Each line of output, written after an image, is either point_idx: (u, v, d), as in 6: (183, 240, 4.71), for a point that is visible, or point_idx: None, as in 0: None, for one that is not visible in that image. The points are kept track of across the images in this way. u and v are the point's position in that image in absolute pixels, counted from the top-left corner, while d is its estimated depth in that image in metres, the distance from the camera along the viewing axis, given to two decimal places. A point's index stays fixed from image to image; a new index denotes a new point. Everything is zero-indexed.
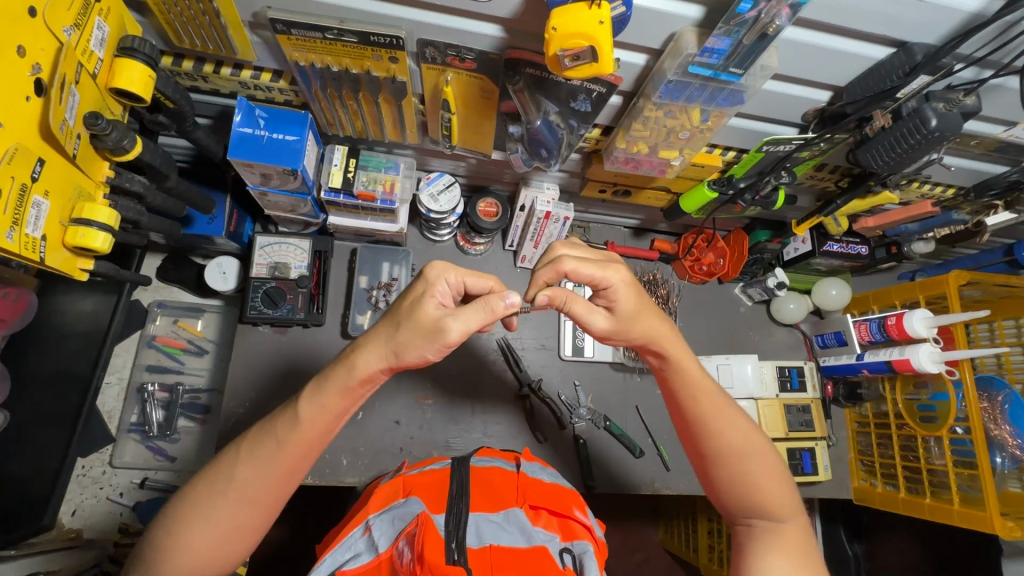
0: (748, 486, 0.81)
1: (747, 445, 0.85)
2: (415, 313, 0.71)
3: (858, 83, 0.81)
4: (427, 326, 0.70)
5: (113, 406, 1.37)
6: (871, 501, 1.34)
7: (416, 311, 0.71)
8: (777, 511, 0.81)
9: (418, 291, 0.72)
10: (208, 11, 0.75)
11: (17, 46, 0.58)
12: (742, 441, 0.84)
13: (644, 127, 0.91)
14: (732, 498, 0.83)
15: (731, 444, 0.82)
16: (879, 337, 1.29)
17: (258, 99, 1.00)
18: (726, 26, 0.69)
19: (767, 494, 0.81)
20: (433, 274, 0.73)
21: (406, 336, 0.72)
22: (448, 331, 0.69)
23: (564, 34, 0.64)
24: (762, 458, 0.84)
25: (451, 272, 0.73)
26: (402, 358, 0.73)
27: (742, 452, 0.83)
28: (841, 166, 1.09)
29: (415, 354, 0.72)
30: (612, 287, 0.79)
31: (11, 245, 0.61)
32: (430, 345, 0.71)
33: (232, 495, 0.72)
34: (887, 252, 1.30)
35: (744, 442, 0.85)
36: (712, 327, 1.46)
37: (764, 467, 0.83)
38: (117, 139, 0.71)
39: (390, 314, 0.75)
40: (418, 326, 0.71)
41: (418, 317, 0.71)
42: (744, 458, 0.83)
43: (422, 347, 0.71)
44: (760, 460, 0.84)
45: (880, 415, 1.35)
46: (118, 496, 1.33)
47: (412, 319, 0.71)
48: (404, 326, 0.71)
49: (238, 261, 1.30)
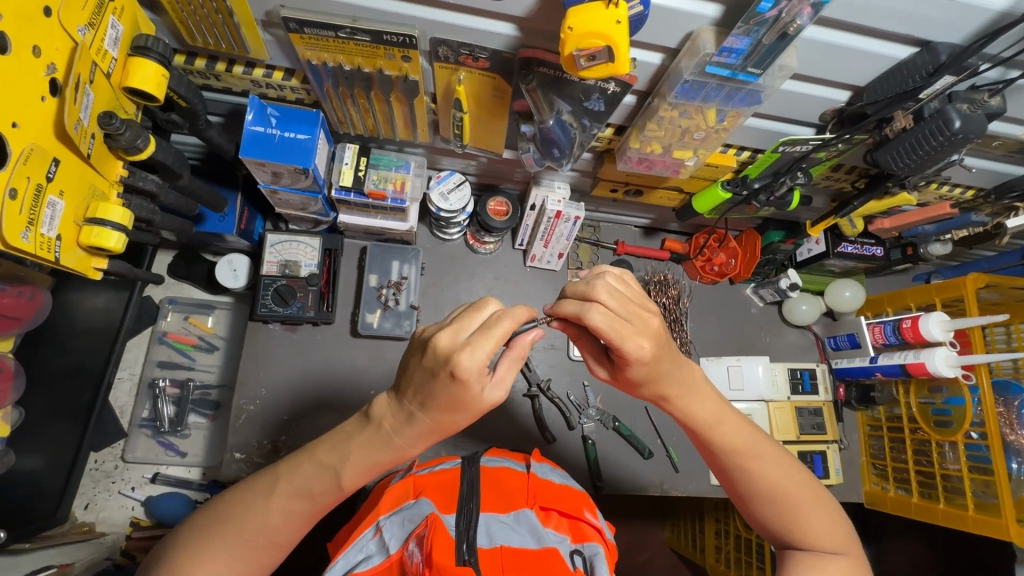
0: (792, 506, 0.81)
1: (796, 467, 0.84)
2: (466, 402, 0.64)
3: (879, 82, 0.80)
4: (482, 409, 0.66)
5: (125, 401, 1.39)
6: (882, 506, 1.33)
7: (469, 400, 0.64)
8: (824, 539, 0.81)
9: (457, 389, 0.62)
10: (222, 10, 0.75)
11: (32, 46, 0.58)
12: (793, 464, 0.84)
13: (658, 126, 0.90)
14: (776, 529, 0.83)
15: (775, 472, 0.81)
16: (893, 339, 1.28)
17: (270, 98, 1.00)
18: (745, 25, 0.67)
19: (812, 519, 0.81)
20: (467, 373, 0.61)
21: (460, 420, 0.67)
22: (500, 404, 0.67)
23: (580, 34, 0.63)
24: (810, 484, 0.83)
25: (481, 354, 0.61)
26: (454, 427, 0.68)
27: (793, 476, 0.82)
28: (858, 167, 1.07)
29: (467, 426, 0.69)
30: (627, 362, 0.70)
31: (27, 246, 0.60)
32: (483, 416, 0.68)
33: (261, 509, 0.73)
34: (903, 253, 1.29)
35: (796, 466, 0.84)
36: (723, 329, 1.45)
37: (811, 496, 0.82)
38: (130, 139, 0.71)
39: (420, 393, 0.66)
40: (473, 411, 0.66)
41: (471, 404, 0.64)
42: (793, 481, 0.82)
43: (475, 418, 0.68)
44: (814, 486, 0.83)
45: (893, 418, 1.33)
46: (129, 491, 1.35)
47: (464, 408, 0.65)
48: (460, 415, 0.66)
49: (249, 258, 1.31)
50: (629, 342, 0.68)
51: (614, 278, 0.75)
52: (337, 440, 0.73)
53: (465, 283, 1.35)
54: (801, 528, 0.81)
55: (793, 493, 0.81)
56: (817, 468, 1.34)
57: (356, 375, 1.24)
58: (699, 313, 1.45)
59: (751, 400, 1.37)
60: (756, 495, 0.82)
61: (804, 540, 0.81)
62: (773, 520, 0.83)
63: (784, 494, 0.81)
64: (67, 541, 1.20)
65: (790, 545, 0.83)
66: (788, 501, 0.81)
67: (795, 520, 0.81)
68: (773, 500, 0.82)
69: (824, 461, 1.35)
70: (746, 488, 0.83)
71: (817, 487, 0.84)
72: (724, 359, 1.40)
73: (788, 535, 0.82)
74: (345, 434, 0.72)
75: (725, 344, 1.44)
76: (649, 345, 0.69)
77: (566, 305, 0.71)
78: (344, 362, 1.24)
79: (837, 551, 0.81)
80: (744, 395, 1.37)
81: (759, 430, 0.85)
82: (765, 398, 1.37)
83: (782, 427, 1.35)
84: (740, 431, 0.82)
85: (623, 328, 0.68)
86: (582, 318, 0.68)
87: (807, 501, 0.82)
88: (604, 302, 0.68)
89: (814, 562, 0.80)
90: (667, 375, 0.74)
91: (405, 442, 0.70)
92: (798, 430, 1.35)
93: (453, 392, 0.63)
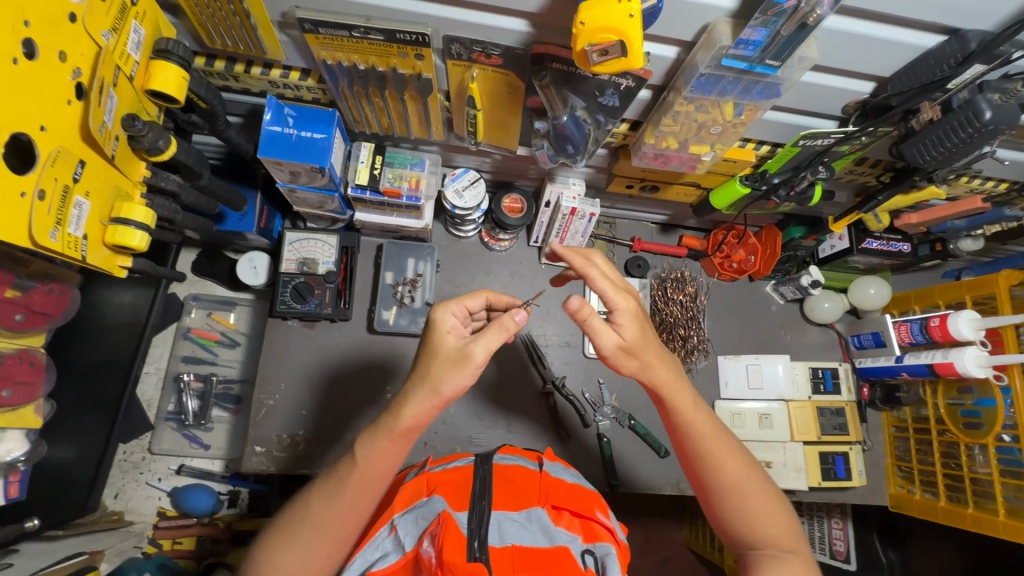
0: (746, 501, 0.80)
1: (756, 466, 0.84)
2: (439, 352, 0.73)
3: (904, 73, 0.77)
4: (454, 356, 0.72)
5: (151, 394, 1.43)
6: (907, 509, 1.29)
7: (443, 348, 0.73)
8: (779, 537, 0.79)
9: (428, 339, 0.75)
10: (239, 12, 0.76)
11: (59, 51, 0.59)
12: (754, 461, 0.84)
13: (674, 121, 0.88)
14: (734, 524, 0.81)
15: (739, 463, 0.81)
16: (921, 338, 1.24)
17: (287, 98, 1.01)
18: (762, 16, 0.66)
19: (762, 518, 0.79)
20: (438, 317, 0.75)
21: (439, 372, 0.72)
22: (472, 352, 0.71)
23: (592, 29, 0.63)
24: (769, 483, 0.83)
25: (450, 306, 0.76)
26: (441, 393, 0.72)
27: (750, 472, 0.82)
28: (883, 160, 1.04)
29: (452, 385, 0.72)
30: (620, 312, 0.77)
31: (55, 245, 0.62)
32: (465, 375, 0.72)
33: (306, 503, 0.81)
34: (931, 250, 1.25)
35: (758, 464, 0.84)
36: (742, 326, 1.42)
37: (770, 494, 0.82)
38: (152, 140, 0.73)
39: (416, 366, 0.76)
40: (447, 359, 0.72)
41: (444, 355, 0.72)
42: (748, 476, 0.82)
43: (457, 375, 0.72)
44: (772, 486, 0.83)
45: (920, 419, 1.29)
46: (157, 481, 1.39)
47: (439, 356, 0.73)
48: (433, 365, 0.73)
49: (269, 256, 1.33)
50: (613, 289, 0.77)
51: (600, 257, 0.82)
52: (367, 449, 0.78)
53: (480, 280, 1.36)
54: (753, 526, 0.79)
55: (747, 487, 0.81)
56: (839, 469, 1.31)
57: (373, 371, 1.25)
58: (717, 310, 1.42)
59: (770, 399, 1.34)
60: (720, 484, 0.81)
61: (757, 538, 0.79)
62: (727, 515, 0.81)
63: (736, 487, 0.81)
64: (94, 529, 1.25)
65: (744, 543, 0.81)
66: (742, 495, 0.80)
67: (754, 514, 0.80)
68: (729, 494, 0.81)
69: (847, 462, 1.32)
70: (710, 476, 0.82)
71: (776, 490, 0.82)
72: (742, 358, 1.38)
73: (744, 530, 0.80)
74: (372, 442, 0.77)
75: (744, 342, 1.42)
76: (635, 300, 0.79)
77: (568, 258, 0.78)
78: (360, 358, 1.26)
79: (793, 552, 0.78)
80: (763, 395, 1.35)
81: (725, 426, 0.86)
82: (786, 397, 1.34)
83: (803, 427, 1.32)
84: (708, 421, 0.83)
85: (615, 284, 0.78)
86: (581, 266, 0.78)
87: (759, 498, 0.80)
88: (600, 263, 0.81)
89: (769, 560, 0.77)
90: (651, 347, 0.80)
91: (412, 406, 0.74)
92: (819, 431, 1.32)
93: (427, 343, 0.75)
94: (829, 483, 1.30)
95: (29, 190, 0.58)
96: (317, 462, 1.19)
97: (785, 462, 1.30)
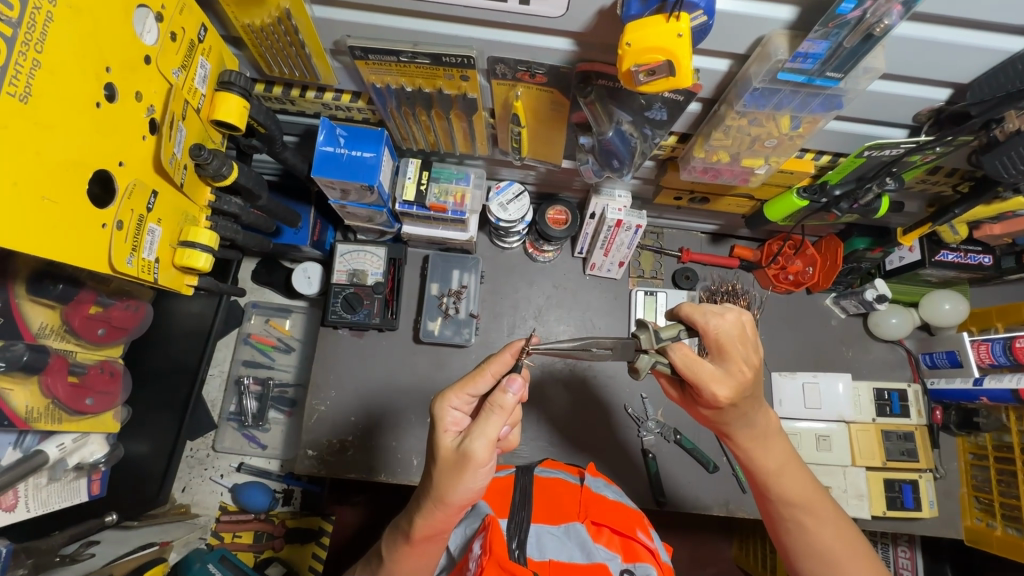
0: (820, 546, 0.85)
1: (845, 522, 0.87)
2: (439, 456, 0.72)
3: (986, 80, 0.71)
4: (453, 460, 0.70)
5: (215, 395, 1.53)
6: (986, 545, 1.18)
7: (443, 454, 0.72)
8: None
9: (434, 442, 0.75)
10: (295, 43, 0.80)
11: (135, 92, 0.64)
12: (842, 524, 0.86)
13: (725, 135, 0.85)
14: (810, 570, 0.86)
15: (825, 535, 0.85)
16: (1003, 360, 1.14)
17: (339, 119, 1.05)
18: (823, 28, 0.62)
19: (821, 530, 0.85)
20: (439, 417, 0.75)
21: (442, 479, 0.70)
22: (471, 451, 0.68)
23: (639, 50, 0.61)
24: (855, 539, 0.85)
25: (459, 394, 0.77)
26: (449, 500, 0.70)
27: (835, 526, 0.85)
28: (961, 169, 0.95)
29: (462, 491, 0.70)
30: (705, 378, 0.79)
31: (131, 270, 0.68)
32: (471, 475, 0.69)
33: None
34: (1017, 262, 1.15)
35: (842, 521, 0.86)
36: (799, 341, 1.35)
37: (856, 550, 0.84)
38: (216, 167, 0.77)
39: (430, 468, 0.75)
40: (447, 464, 0.70)
41: (445, 457, 0.71)
42: (818, 500, 0.86)
43: (464, 479, 0.69)
44: (856, 537, 0.86)
45: (1001, 447, 1.18)
46: (219, 477, 1.49)
47: (441, 461, 0.71)
48: (436, 473, 0.71)
49: (322, 266, 1.39)
50: (736, 351, 0.81)
51: (735, 316, 0.83)
52: (393, 552, 0.79)
53: (523, 291, 1.36)
54: (811, 543, 0.86)
55: (817, 509, 0.86)
56: (906, 498, 1.22)
57: (418, 380, 1.29)
58: (772, 324, 1.35)
59: (829, 420, 1.27)
60: (803, 549, 0.87)
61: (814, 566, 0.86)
62: (788, 523, 0.88)
63: (806, 507, 0.86)
64: (166, 520, 1.35)
65: None
66: (816, 538, 0.85)
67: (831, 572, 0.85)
68: (789, 509, 0.87)
69: (915, 491, 1.23)
70: (795, 537, 0.87)
71: (835, 505, 0.88)
72: (799, 375, 1.31)
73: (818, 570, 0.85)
74: (395, 549, 0.78)
75: (802, 358, 1.34)
76: (731, 382, 0.79)
77: (691, 366, 0.79)
78: (407, 367, 1.29)
79: None
80: (821, 415, 1.28)
81: (822, 488, 0.88)
82: (846, 419, 1.27)
83: (865, 451, 1.25)
84: (803, 487, 0.86)
85: (720, 387, 0.79)
86: (702, 386, 0.79)
87: (826, 520, 0.86)
88: (711, 388, 0.79)
89: None
90: (741, 406, 0.82)
91: (426, 517, 0.72)
92: (884, 456, 1.24)
93: (432, 446, 0.75)
94: (895, 513, 1.21)
95: (109, 222, 0.63)
96: (364, 467, 1.23)
97: (845, 488, 1.23)
